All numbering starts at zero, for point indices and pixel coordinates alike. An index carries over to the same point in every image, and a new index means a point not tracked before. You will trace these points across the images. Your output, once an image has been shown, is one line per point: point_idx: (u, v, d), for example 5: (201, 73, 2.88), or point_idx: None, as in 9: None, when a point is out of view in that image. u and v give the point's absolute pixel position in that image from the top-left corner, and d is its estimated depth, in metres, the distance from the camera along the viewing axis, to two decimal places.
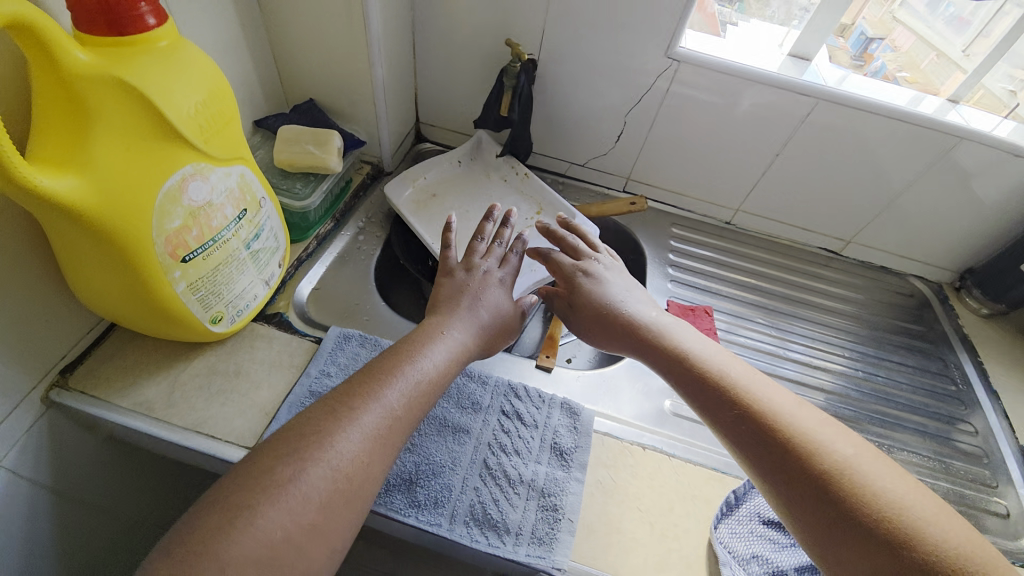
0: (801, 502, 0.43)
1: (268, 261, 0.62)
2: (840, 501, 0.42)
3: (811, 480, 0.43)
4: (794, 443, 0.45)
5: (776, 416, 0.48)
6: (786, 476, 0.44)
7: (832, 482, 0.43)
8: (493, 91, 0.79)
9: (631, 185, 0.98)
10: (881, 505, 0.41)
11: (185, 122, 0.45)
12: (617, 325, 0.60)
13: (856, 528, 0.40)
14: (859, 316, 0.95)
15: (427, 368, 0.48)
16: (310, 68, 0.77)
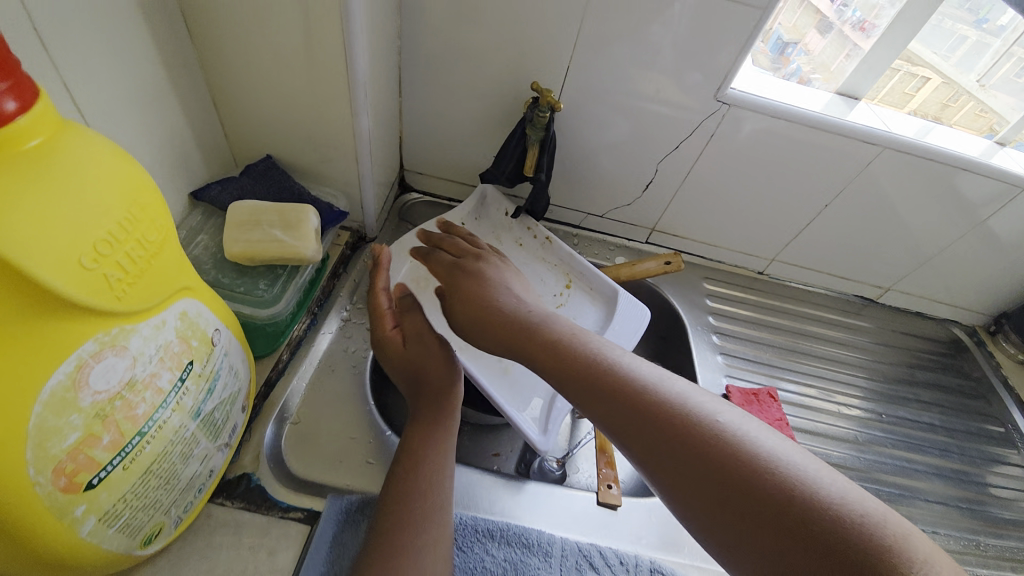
0: (727, 514, 0.35)
1: (227, 414, 0.43)
2: (775, 518, 0.34)
3: (737, 496, 0.35)
4: (708, 451, 0.37)
5: (676, 411, 0.40)
6: (710, 499, 0.36)
7: (762, 496, 0.35)
8: (514, 144, 0.63)
9: (656, 236, 0.85)
10: (823, 508, 0.33)
11: (83, 277, 0.26)
12: (496, 325, 0.52)
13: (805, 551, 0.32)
14: (907, 374, 0.86)
15: (436, 469, 0.47)
16: (267, 118, 0.57)
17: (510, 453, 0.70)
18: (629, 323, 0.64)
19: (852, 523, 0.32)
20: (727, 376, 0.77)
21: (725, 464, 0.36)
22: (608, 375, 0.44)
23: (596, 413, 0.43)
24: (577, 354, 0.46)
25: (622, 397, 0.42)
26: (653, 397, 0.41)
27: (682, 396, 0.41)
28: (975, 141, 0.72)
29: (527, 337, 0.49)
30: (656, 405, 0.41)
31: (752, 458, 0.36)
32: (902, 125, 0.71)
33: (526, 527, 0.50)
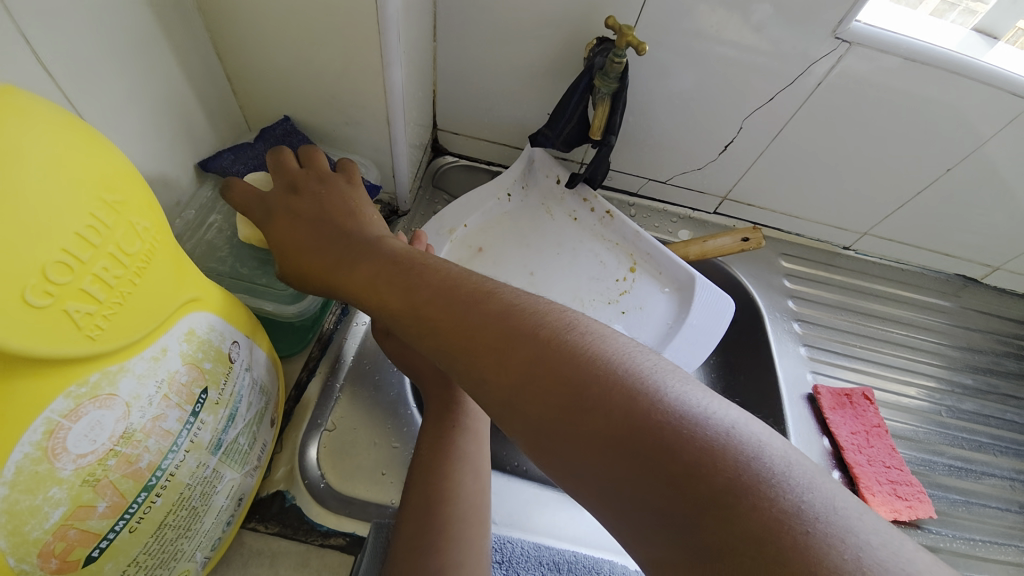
0: (601, 471, 0.25)
1: (255, 437, 0.37)
2: (605, 428, 0.26)
3: (566, 402, 0.27)
4: (537, 354, 0.28)
5: (523, 337, 0.29)
6: (557, 432, 0.27)
7: (592, 404, 0.26)
8: (575, 99, 0.52)
9: (726, 206, 0.73)
10: (664, 415, 0.25)
11: (22, 310, 0.19)
12: (317, 268, 0.40)
13: (639, 464, 0.24)
14: (1009, 365, 0.75)
15: (457, 482, 0.37)
16: (283, 72, 0.47)
17: None
18: (707, 316, 0.55)
19: (693, 428, 0.24)
20: (809, 371, 0.67)
21: (550, 367, 0.28)
22: (426, 295, 0.34)
23: (436, 353, 0.32)
24: (402, 274, 0.36)
25: (445, 304, 0.33)
26: (494, 320, 0.31)
27: (515, 297, 0.32)
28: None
29: (350, 265, 0.39)
30: (492, 318, 0.31)
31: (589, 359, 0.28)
32: None
33: (597, 556, 0.44)
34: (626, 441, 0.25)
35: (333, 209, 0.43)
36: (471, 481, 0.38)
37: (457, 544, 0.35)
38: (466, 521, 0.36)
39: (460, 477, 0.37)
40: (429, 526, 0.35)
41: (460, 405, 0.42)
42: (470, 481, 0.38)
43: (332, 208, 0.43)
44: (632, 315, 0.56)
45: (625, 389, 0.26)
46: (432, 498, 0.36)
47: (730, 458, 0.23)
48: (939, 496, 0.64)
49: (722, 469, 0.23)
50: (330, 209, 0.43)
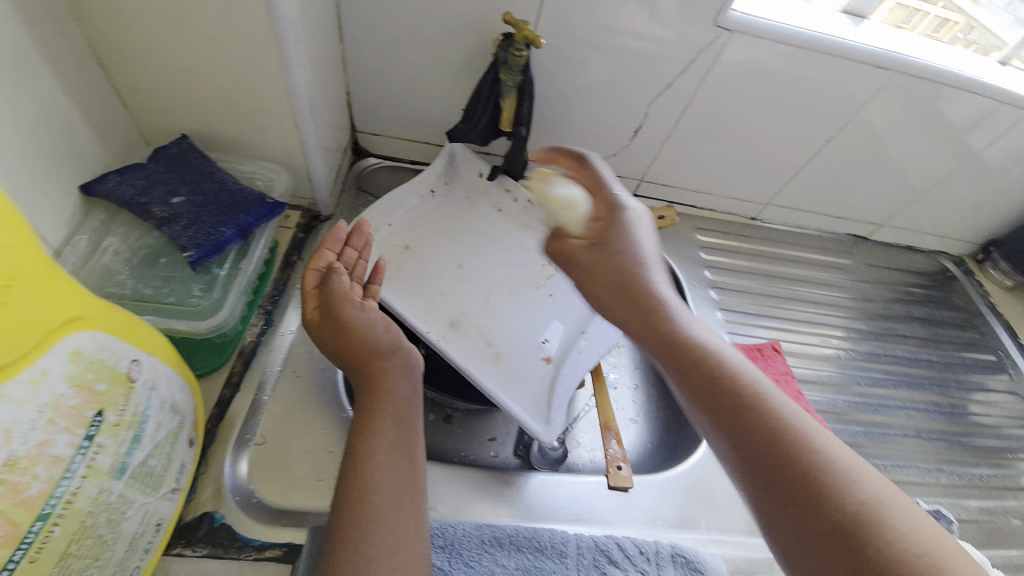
0: (751, 472, 0.29)
1: (169, 457, 0.35)
2: (793, 473, 0.28)
3: (750, 440, 0.30)
4: (738, 394, 0.32)
5: (704, 359, 0.35)
6: (720, 423, 0.32)
7: (787, 444, 0.29)
8: (483, 93, 0.53)
9: (644, 188, 0.78)
10: (842, 477, 0.27)
11: None
12: (606, 287, 0.41)
13: (765, 461, 0.29)
14: (898, 310, 0.85)
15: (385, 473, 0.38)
16: (176, 82, 0.45)
17: (506, 437, 0.65)
18: None
19: (835, 479, 0.27)
20: (729, 333, 0.73)
21: (768, 405, 0.31)
22: (665, 337, 0.37)
23: (652, 342, 0.38)
24: (648, 318, 0.38)
25: (675, 344, 0.36)
26: (690, 338, 0.36)
27: (725, 351, 0.36)
28: (969, 58, 0.67)
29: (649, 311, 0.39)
30: (682, 338, 0.36)
31: (777, 407, 0.31)
32: (913, 43, 0.64)
33: (537, 527, 0.45)
34: (773, 455, 0.29)
35: (642, 245, 0.43)
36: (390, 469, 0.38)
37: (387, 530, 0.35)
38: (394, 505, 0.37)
39: (388, 463, 0.38)
40: (353, 507, 0.36)
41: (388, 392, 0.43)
42: (397, 467, 0.38)
43: (642, 240, 0.44)
44: (559, 298, 0.59)
45: (808, 447, 0.29)
46: (356, 481, 0.37)
47: (878, 518, 0.25)
48: (846, 431, 0.71)
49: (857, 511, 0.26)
50: (642, 247, 0.43)
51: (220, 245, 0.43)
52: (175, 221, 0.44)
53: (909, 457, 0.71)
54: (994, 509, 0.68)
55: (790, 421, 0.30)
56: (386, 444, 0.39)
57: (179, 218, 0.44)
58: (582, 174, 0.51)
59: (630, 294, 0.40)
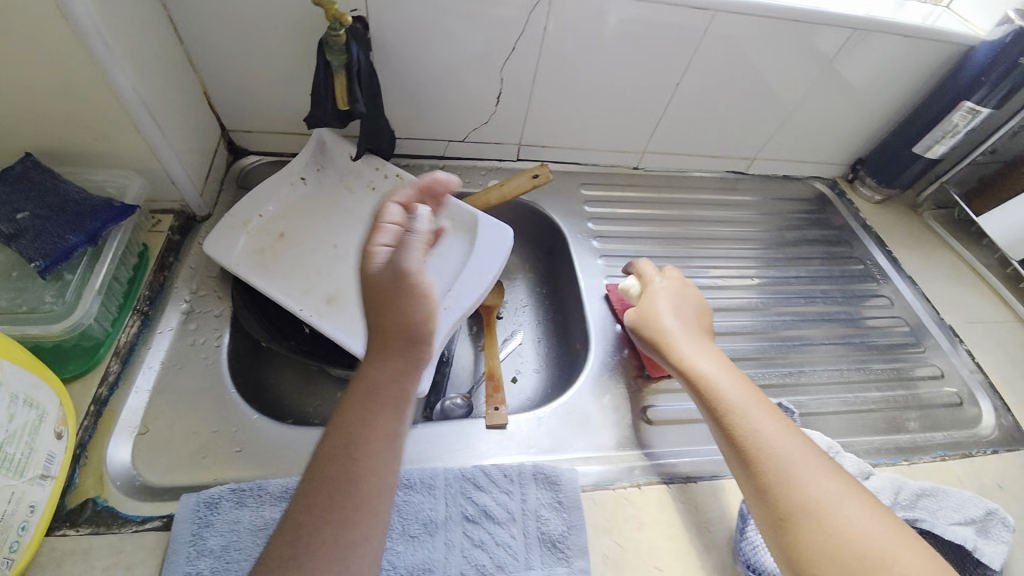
0: (736, 462, 0.48)
1: (31, 446, 0.38)
2: (766, 462, 0.46)
3: (747, 445, 0.47)
4: (730, 413, 0.50)
5: (703, 384, 0.53)
6: (721, 439, 0.50)
7: (755, 451, 0.47)
8: (320, 78, 0.56)
9: (524, 151, 0.82)
10: (800, 470, 0.45)
11: None
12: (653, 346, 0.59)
13: (745, 460, 0.47)
14: (779, 235, 0.91)
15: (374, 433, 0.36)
16: (1, 103, 0.47)
17: (415, 402, 0.69)
18: (493, 248, 0.61)
19: (789, 479, 0.44)
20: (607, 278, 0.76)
21: (743, 420, 0.49)
22: (688, 373, 0.54)
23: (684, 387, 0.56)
24: (670, 354, 0.57)
25: (693, 380, 0.54)
26: (701, 373, 0.54)
27: (725, 379, 0.52)
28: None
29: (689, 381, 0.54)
30: (694, 373, 0.54)
31: (767, 438, 0.47)
32: None
33: (408, 469, 0.49)
34: (754, 468, 0.46)
35: (668, 307, 0.61)
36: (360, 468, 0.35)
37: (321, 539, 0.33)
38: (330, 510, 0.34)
39: (376, 461, 0.35)
40: (317, 491, 0.34)
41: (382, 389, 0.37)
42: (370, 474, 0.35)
43: (666, 307, 0.61)
44: (432, 263, 0.62)
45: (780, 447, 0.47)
46: (336, 457, 0.35)
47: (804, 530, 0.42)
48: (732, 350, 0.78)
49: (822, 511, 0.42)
50: (664, 308, 0.60)
51: (68, 251, 0.46)
52: (22, 236, 0.46)
53: (769, 364, 0.74)
54: (849, 401, 0.71)
55: (763, 432, 0.48)
56: (365, 440, 0.35)
57: (25, 232, 0.46)
58: (638, 267, 0.67)
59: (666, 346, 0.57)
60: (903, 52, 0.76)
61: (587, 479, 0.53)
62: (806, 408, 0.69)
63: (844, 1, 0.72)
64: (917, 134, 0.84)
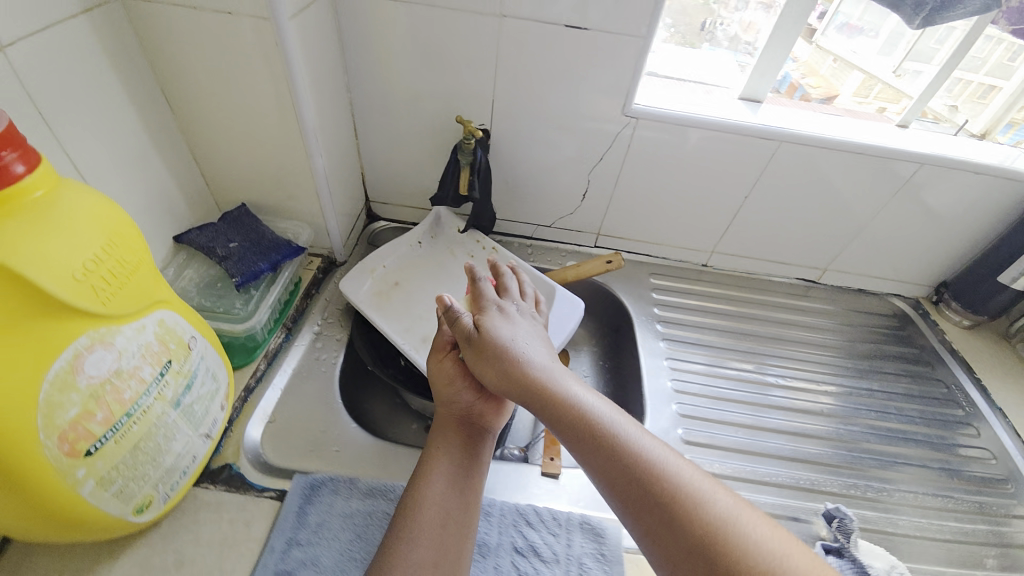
0: (632, 499, 0.42)
1: (207, 409, 0.51)
2: (664, 487, 0.41)
3: (630, 478, 0.42)
4: (606, 436, 0.45)
5: (566, 402, 0.48)
6: (611, 475, 0.43)
7: (644, 478, 0.42)
8: (449, 168, 0.73)
9: (602, 239, 0.94)
10: (684, 485, 0.41)
11: (72, 289, 0.34)
12: (491, 374, 0.53)
13: (641, 496, 0.41)
14: (853, 346, 0.91)
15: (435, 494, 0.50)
16: (237, 169, 0.68)
17: None
18: (566, 317, 0.71)
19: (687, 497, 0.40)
20: (666, 357, 0.83)
21: (625, 440, 0.44)
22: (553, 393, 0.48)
23: (548, 420, 0.48)
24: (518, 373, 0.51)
25: (556, 406, 0.48)
26: (560, 389, 0.49)
27: (586, 398, 0.48)
28: (856, 125, 0.81)
29: (542, 400, 0.49)
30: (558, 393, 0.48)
31: (644, 458, 0.43)
32: (800, 121, 0.79)
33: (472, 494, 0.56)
34: (649, 494, 0.41)
35: (503, 326, 0.56)
36: (447, 494, 0.50)
37: (430, 541, 0.47)
38: (439, 525, 0.48)
39: (450, 514, 0.49)
40: (402, 535, 0.47)
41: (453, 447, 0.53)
42: (447, 504, 0.49)
43: (507, 325, 0.56)
44: None
45: (657, 461, 0.43)
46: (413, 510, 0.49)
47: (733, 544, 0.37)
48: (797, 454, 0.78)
49: (728, 525, 0.38)
50: (504, 327, 0.56)
51: (257, 273, 0.62)
52: (230, 257, 0.63)
53: (833, 470, 0.72)
54: (922, 527, 0.67)
55: (645, 446, 0.44)
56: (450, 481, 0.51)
57: (232, 255, 0.63)
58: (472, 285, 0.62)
59: (503, 371, 0.52)
60: (977, 186, 0.80)
61: (631, 543, 0.55)
62: (866, 523, 0.66)
63: (910, 139, 0.79)
64: (1001, 264, 0.84)
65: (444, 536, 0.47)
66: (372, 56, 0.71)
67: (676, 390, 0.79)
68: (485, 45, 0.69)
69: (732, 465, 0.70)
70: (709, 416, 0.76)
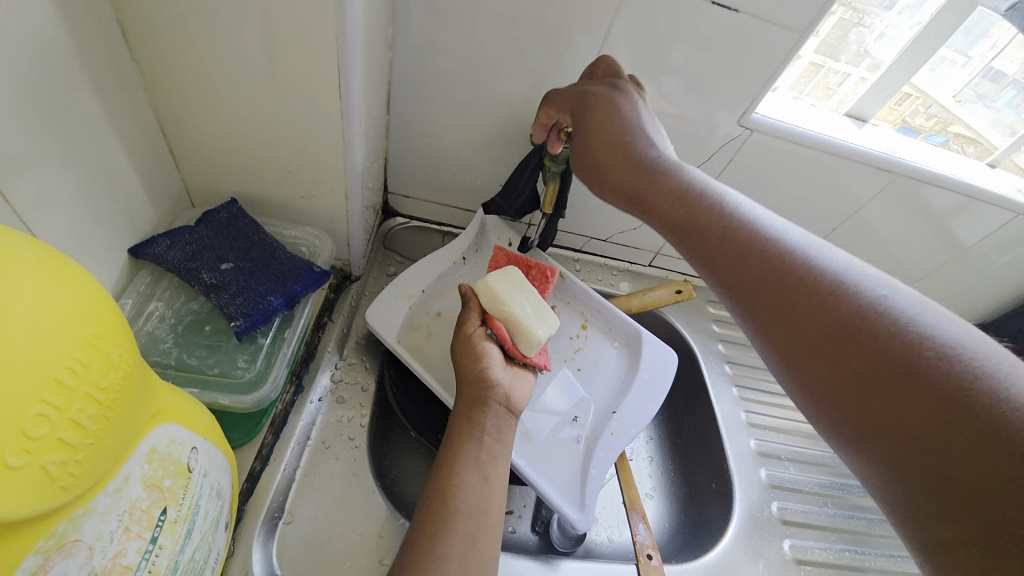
0: (834, 368, 0.32)
1: (210, 549, 0.34)
2: (885, 347, 0.30)
3: (783, 288, 0.35)
4: (752, 244, 0.38)
5: (740, 251, 0.38)
6: (818, 355, 0.33)
7: (809, 306, 0.34)
8: (528, 170, 0.57)
9: (660, 260, 0.81)
10: (885, 316, 0.31)
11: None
12: (608, 167, 0.45)
13: (849, 356, 0.31)
14: None
15: (470, 483, 0.42)
16: (233, 150, 0.47)
17: (523, 510, 0.61)
18: (657, 374, 0.58)
19: (937, 363, 0.29)
20: (744, 410, 0.72)
21: (824, 288, 0.34)
22: (711, 227, 0.40)
23: (717, 280, 0.39)
24: (667, 204, 0.42)
25: (694, 225, 0.41)
26: (731, 232, 0.39)
27: (752, 217, 0.40)
28: (971, 163, 0.67)
29: (703, 237, 0.40)
30: (729, 241, 0.39)
31: (823, 288, 0.34)
32: (917, 151, 0.65)
33: None
34: (868, 357, 0.31)
35: (638, 108, 0.45)
36: (481, 480, 0.42)
37: (462, 535, 0.39)
38: (471, 516, 0.40)
39: (485, 501, 0.42)
40: (432, 532, 0.39)
41: (480, 425, 0.45)
42: (482, 485, 0.42)
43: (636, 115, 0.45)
44: (587, 372, 0.59)
45: (842, 288, 0.34)
46: (446, 502, 0.41)
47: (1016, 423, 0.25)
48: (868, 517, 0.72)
49: (949, 371, 0.28)
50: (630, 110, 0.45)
51: (267, 314, 0.43)
52: (224, 288, 0.43)
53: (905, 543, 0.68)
54: None
55: (853, 295, 0.33)
56: (481, 463, 0.43)
57: (228, 285, 0.44)
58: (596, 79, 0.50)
59: (609, 152, 0.45)
60: None
61: None
62: None
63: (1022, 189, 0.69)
64: None
65: (478, 528, 0.40)
66: (430, 4, 0.51)
67: (761, 451, 0.68)
68: (593, 12, 0.51)
69: (830, 546, 0.62)
70: (803, 488, 0.66)
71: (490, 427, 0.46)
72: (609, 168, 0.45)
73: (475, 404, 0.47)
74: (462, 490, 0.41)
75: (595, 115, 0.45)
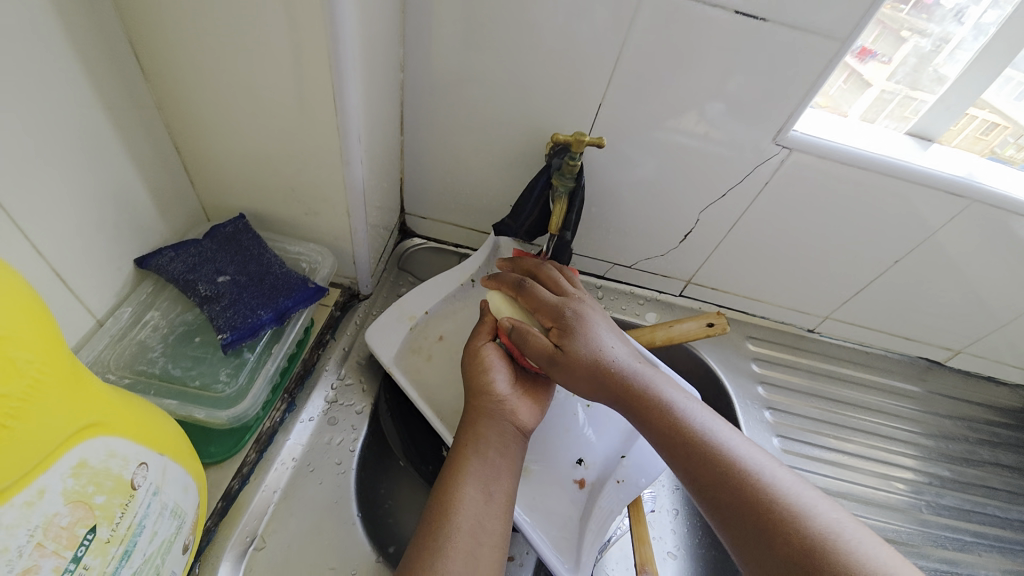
0: None
1: (157, 571, 0.32)
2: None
3: (758, 510, 0.35)
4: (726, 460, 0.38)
5: (715, 464, 0.38)
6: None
7: (822, 559, 0.32)
8: (536, 191, 0.55)
9: (691, 289, 0.74)
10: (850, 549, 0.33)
11: None
12: (565, 367, 0.43)
13: None
14: (980, 457, 0.71)
15: (472, 508, 0.38)
16: (240, 168, 0.48)
17: (527, 558, 0.49)
18: None
19: None
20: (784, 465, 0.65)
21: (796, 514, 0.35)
22: (684, 436, 0.40)
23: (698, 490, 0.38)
24: (644, 406, 0.42)
25: (679, 434, 0.40)
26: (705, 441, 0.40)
27: (719, 432, 0.40)
28: None
29: (680, 444, 0.40)
30: (705, 452, 0.39)
31: (802, 514, 0.35)
32: (1000, 173, 0.56)
33: None
34: None
35: (592, 314, 0.47)
36: (484, 505, 0.39)
37: (463, 556, 0.36)
38: (473, 535, 0.37)
39: (484, 531, 0.38)
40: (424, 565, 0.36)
41: (485, 438, 0.42)
42: (484, 511, 0.39)
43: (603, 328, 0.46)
44: (598, 409, 0.53)
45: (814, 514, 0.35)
46: (441, 529, 0.37)
47: None
48: None
49: None
50: (597, 318, 0.46)
51: (254, 329, 0.42)
52: (217, 300, 0.44)
53: None
54: None
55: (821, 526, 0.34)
56: (485, 486, 0.40)
57: (221, 297, 0.44)
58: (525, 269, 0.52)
59: (581, 359, 0.43)
60: None
61: None
62: None
63: None
64: None
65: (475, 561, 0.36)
66: (439, 22, 0.51)
67: None
68: (605, 25, 0.48)
69: None
70: None
71: (496, 443, 0.42)
72: (574, 371, 0.43)
73: (481, 416, 0.43)
74: (462, 518, 0.38)
75: (565, 308, 0.46)
